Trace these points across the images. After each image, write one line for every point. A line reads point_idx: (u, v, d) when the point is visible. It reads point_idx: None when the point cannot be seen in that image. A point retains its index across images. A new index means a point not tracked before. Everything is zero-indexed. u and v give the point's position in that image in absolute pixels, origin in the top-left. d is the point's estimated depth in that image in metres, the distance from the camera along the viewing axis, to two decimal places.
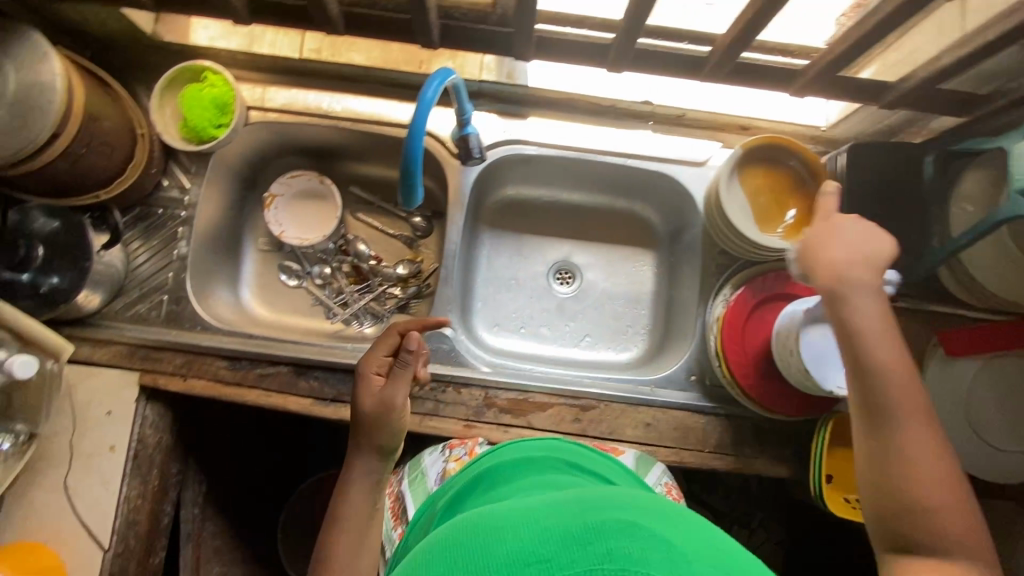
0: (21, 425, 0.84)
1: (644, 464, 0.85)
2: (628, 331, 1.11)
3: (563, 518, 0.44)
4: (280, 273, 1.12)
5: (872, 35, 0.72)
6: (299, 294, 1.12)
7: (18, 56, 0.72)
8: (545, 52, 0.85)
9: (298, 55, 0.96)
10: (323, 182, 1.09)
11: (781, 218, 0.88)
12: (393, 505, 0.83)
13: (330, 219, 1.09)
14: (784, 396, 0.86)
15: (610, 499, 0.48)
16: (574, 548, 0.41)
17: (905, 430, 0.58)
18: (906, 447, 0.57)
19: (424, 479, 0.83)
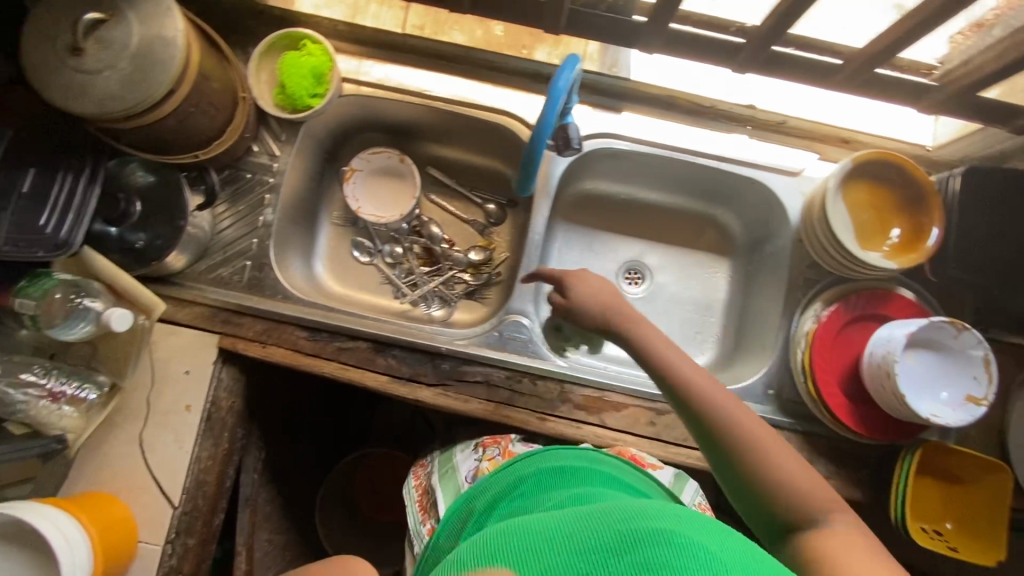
0: (104, 376, 0.85)
1: (680, 482, 0.84)
2: (696, 338, 1.10)
3: (597, 529, 0.44)
4: (352, 249, 1.12)
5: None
6: (369, 271, 1.12)
7: (142, 7, 0.71)
8: (675, 47, 0.78)
9: (400, 30, 0.95)
10: (403, 162, 1.09)
11: (885, 237, 0.86)
12: (421, 497, 0.86)
13: (406, 199, 1.09)
14: (866, 418, 0.86)
15: (652, 506, 0.47)
16: (611, 556, 0.41)
17: (733, 458, 0.65)
18: (773, 470, 0.63)
19: (455, 474, 0.85)
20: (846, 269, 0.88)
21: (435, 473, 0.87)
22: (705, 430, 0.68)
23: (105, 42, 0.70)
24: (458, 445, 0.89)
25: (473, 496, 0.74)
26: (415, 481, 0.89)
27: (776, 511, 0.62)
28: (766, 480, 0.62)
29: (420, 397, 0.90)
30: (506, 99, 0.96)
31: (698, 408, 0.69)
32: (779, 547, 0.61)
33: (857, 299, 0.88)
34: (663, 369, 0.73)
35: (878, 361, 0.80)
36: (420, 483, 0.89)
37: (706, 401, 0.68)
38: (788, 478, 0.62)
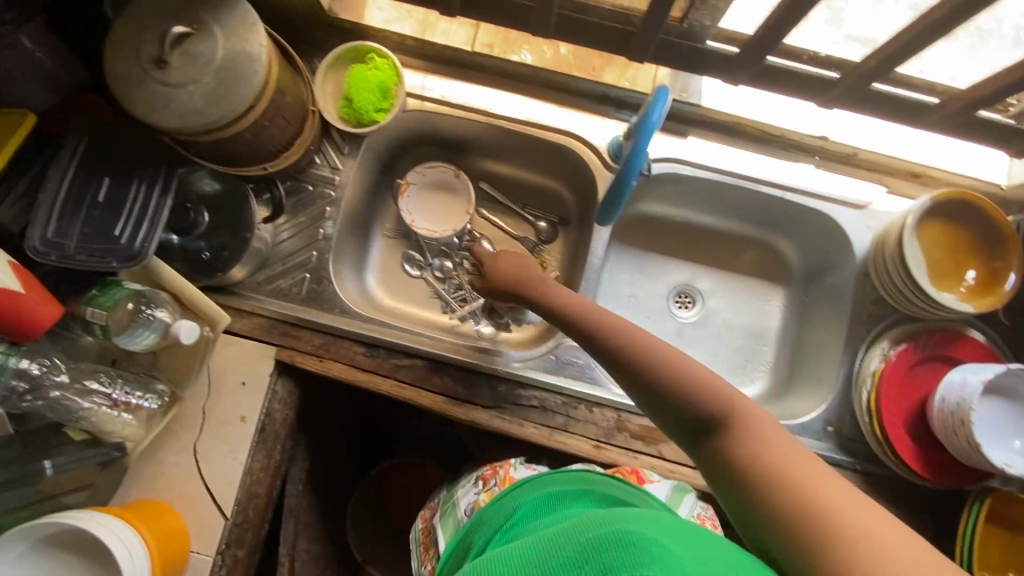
0: (163, 386, 0.86)
1: (678, 492, 0.80)
2: (748, 367, 1.08)
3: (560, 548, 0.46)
4: (403, 262, 1.11)
5: None
6: (418, 284, 1.10)
7: (228, 21, 0.71)
8: (764, 80, 0.77)
9: (469, 48, 0.95)
10: (457, 177, 1.06)
11: (960, 278, 0.85)
12: (427, 538, 0.87)
13: (458, 214, 1.06)
14: (935, 463, 0.84)
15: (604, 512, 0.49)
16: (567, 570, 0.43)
17: (653, 388, 0.63)
18: (684, 388, 0.61)
19: (456, 510, 0.84)
20: (924, 309, 0.86)
21: (438, 514, 0.87)
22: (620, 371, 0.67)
23: (190, 55, 0.70)
24: (461, 483, 0.89)
25: (471, 531, 0.71)
26: (422, 522, 0.91)
27: (698, 431, 0.60)
28: (680, 400, 0.61)
29: (476, 419, 0.89)
30: (571, 120, 0.95)
31: (613, 353, 0.68)
32: (713, 476, 0.58)
33: (928, 340, 0.88)
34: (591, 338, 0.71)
35: (952, 408, 0.80)
36: (425, 524, 0.90)
37: (621, 345, 0.68)
38: (702, 391, 0.60)
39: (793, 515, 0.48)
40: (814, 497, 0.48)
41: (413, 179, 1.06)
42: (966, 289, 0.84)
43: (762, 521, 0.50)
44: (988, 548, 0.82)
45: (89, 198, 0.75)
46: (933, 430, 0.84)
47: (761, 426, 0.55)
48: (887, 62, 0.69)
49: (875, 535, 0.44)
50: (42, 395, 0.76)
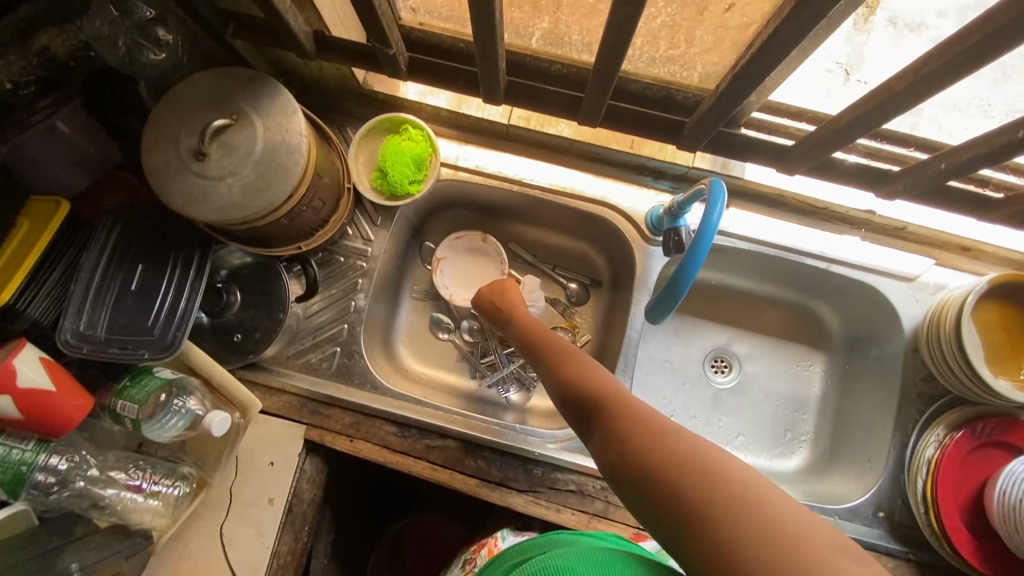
0: (188, 467, 0.83)
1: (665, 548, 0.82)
2: (788, 437, 1.04)
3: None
4: (432, 325, 1.07)
5: None
6: (446, 348, 1.07)
7: (269, 111, 0.70)
8: (821, 171, 0.75)
9: (505, 121, 0.92)
10: (486, 241, 1.04)
11: (1016, 366, 0.81)
12: None
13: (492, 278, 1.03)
14: (997, 558, 0.80)
15: None
16: None
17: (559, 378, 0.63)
18: (591, 379, 0.60)
19: None
20: (978, 395, 0.82)
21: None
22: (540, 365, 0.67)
23: (230, 147, 0.68)
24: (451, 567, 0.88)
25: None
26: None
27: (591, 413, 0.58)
28: (584, 388, 0.59)
29: (511, 503, 0.85)
30: (607, 190, 0.94)
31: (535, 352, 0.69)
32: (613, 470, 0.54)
33: (985, 426, 0.84)
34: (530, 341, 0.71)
35: (1015, 504, 0.76)
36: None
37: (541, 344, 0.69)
38: (603, 382, 0.59)
39: (686, 493, 0.46)
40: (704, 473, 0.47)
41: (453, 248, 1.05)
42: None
43: (659, 510, 0.48)
44: None
45: (121, 285, 0.74)
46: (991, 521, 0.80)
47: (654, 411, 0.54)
48: (959, 159, 0.65)
49: (755, 494, 0.45)
50: (69, 486, 0.73)
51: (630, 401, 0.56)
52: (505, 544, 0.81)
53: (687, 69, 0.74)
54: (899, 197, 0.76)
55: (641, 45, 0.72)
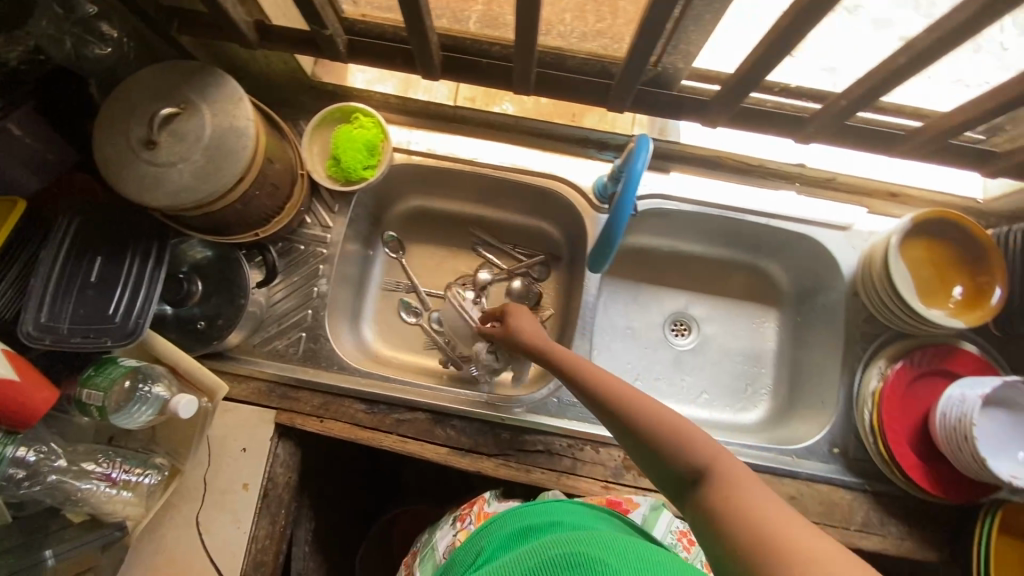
0: (162, 458, 0.84)
1: (655, 513, 0.82)
2: (748, 390, 1.08)
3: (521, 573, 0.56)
4: (399, 310, 1.10)
5: None
6: (415, 332, 1.09)
7: (214, 99, 0.73)
8: (742, 122, 0.80)
9: (451, 102, 0.97)
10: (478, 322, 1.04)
11: (948, 295, 0.85)
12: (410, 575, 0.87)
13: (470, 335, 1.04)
14: (946, 480, 0.84)
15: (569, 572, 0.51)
16: None
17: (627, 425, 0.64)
18: (672, 439, 0.60)
19: (434, 552, 0.84)
20: (914, 326, 0.87)
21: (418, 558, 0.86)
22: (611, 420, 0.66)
23: (179, 134, 0.71)
24: (441, 521, 0.90)
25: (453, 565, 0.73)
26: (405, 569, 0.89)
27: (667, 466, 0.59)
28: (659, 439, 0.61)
29: (482, 468, 0.88)
30: (555, 163, 0.98)
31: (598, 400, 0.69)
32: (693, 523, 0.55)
33: (922, 355, 0.88)
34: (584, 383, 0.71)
35: (954, 423, 0.80)
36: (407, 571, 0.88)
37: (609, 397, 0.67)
38: (679, 434, 0.60)
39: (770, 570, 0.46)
40: (785, 547, 0.47)
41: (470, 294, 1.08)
42: (954, 305, 0.85)
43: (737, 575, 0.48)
44: (1004, 561, 0.83)
45: (81, 278, 0.76)
46: (937, 446, 0.84)
47: (732, 466, 0.55)
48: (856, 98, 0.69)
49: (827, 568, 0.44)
50: (39, 480, 0.74)
51: (705, 453, 0.57)
52: (494, 510, 0.84)
53: (617, 42, 0.77)
54: (814, 142, 0.80)
55: (570, 21, 0.76)
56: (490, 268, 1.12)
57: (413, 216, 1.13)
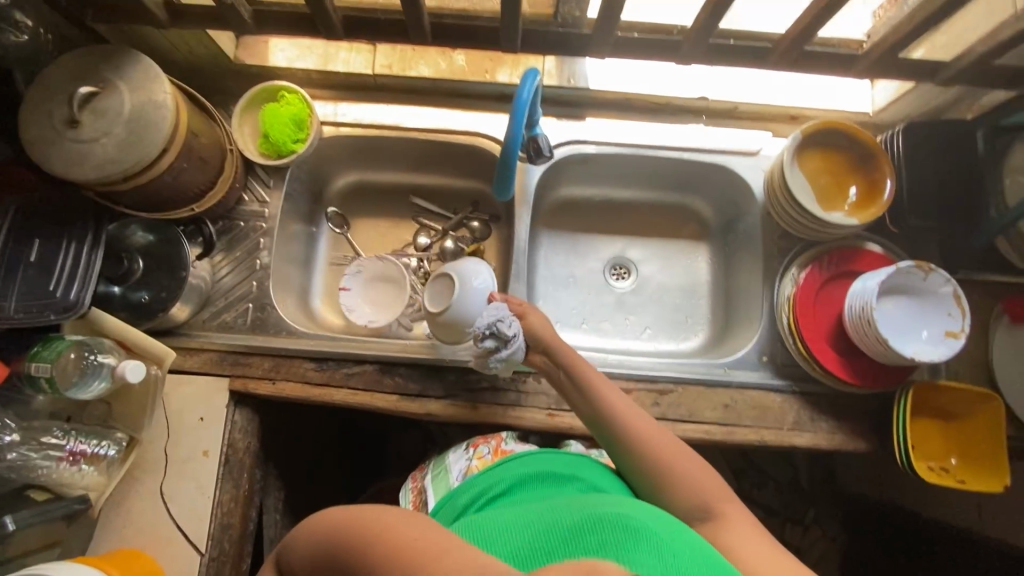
0: (122, 432, 0.88)
1: None
2: (688, 322, 1.13)
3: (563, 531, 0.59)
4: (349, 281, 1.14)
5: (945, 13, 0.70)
6: None
7: (132, 77, 0.78)
8: (622, 51, 0.81)
9: (370, 71, 1.03)
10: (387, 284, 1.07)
11: (844, 198, 0.93)
12: (416, 497, 0.88)
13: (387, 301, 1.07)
14: (862, 369, 0.90)
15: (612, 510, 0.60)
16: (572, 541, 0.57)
17: (646, 455, 0.76)
18: (687, 475, 0.73)
19: (447, 475, 0.86)
20: (818, 232, 0.93)
21: (428, 476, 0.88)
22: (620, 437, 0.78)
23: (100, 112, 0.76)
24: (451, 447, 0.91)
25: (458, 493, 0.81)
26: (412, 484, 0.91)
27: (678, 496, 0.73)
28: (675, 473, 0.74)
29: (432, 410, 0.92)
30: (473, 121, 1.03)
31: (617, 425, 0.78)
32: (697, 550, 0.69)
33: (831, 259, 0.94)
34: (602, 406, 0.80)
35: (858, 312, 0.85)
36: (416, 485, 0.91)
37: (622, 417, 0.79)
38: (692, 470, 0.74)
39: None
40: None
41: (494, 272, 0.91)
42: (849, 207, 0.92)
43: None
44: (922, 439, 0.88)
45: (22, 260, 0.80)
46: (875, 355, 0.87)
47: (736, 505, 0.71)
48: (708, 21, 0.74)
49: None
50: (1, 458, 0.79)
51: (714, 490, 0.72)
52: (512, 447, 0.87)
53: None
54: (695, 64, 0.82)
55: None
56: (427, 232, 1.16)
57: (354, 191, 1.18)
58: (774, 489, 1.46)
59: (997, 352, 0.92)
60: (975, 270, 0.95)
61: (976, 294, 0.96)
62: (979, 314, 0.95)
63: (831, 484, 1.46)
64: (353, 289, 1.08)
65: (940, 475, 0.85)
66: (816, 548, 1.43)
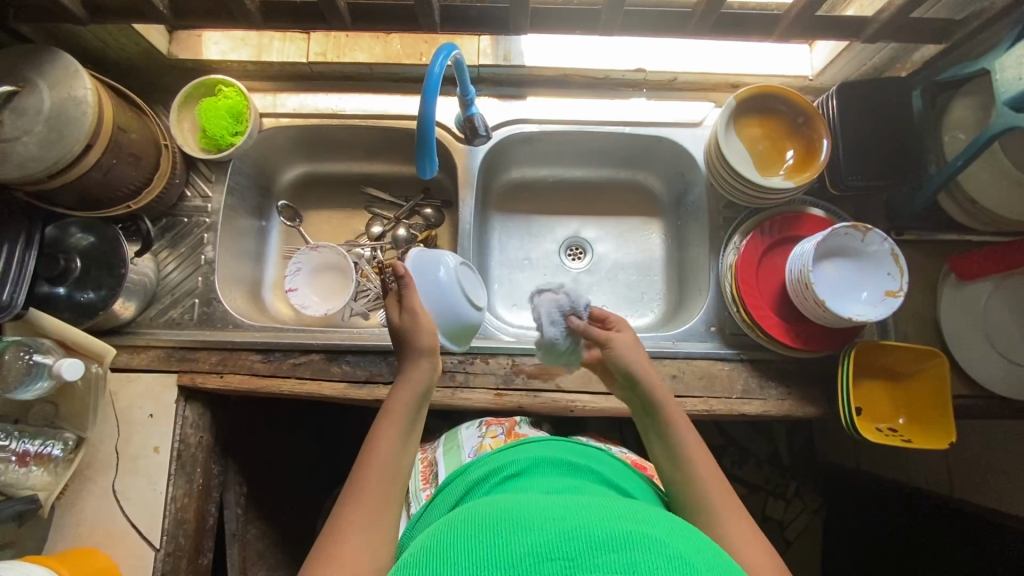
0: (70, 432, 0.87)
1: None
2: (644, 298, 1.12)
3: (548, 529, 0.44)
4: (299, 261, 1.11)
5: None
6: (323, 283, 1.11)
7: (52, 75, 0.77)
8: (542, 24, 0.82)
9: (306, 59, 1.02)
10: (341, 257, 1.07)
11: (782, 161, 0.93)
12: (426, 469, 0.89)
13: (340, 290, 1.09)
14: (812, 336, 0.89)
15: (620, 512, 0.47)
16: (595, 552, 0.41)
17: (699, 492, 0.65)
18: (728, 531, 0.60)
19: (459, 450, 0.88)
20: (760, 199, 0.92)
21: (439, 448, 0.91)
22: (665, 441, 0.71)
23: (21, 110, 0.76)
24: (462, 423, 0.93)
25: (465, 473, 0.73)
26: (421, 455, 0.93)
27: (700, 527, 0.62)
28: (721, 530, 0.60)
29: (380, 395, 0.92)
30: (413, 105, 1.04)
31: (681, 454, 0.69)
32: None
33: (772, 226, 0.93)
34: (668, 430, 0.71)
35: (797, 276, 0.84)
36: (425, 456, 0.93)
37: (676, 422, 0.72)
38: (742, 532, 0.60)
39: None
40: None
41: (430, 272, 0.77)
42: (787, 170, 0.92)
43: None
44: (870, 402, 0.89)
45: None
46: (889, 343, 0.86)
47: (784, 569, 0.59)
48: None
49: None
50: None
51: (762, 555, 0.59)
52: (525, 432, 0.89)
53: None
54: (616, 35, 0.82)
55: None
56: (379, 221, 1.15)
57: (304, 183, 1.17)
58: (754, 465, 1.44)
59: (945, 311, 0.92)
60: (918, 229, 0.95)
61: (921, 254, 0.95)
62: (926, 274, 0.95)
63: (810, 458, 1.45)
64: (300, 287, 1.09)
65: (888, 436, 0.85)
66: (798, 522, 1.41)
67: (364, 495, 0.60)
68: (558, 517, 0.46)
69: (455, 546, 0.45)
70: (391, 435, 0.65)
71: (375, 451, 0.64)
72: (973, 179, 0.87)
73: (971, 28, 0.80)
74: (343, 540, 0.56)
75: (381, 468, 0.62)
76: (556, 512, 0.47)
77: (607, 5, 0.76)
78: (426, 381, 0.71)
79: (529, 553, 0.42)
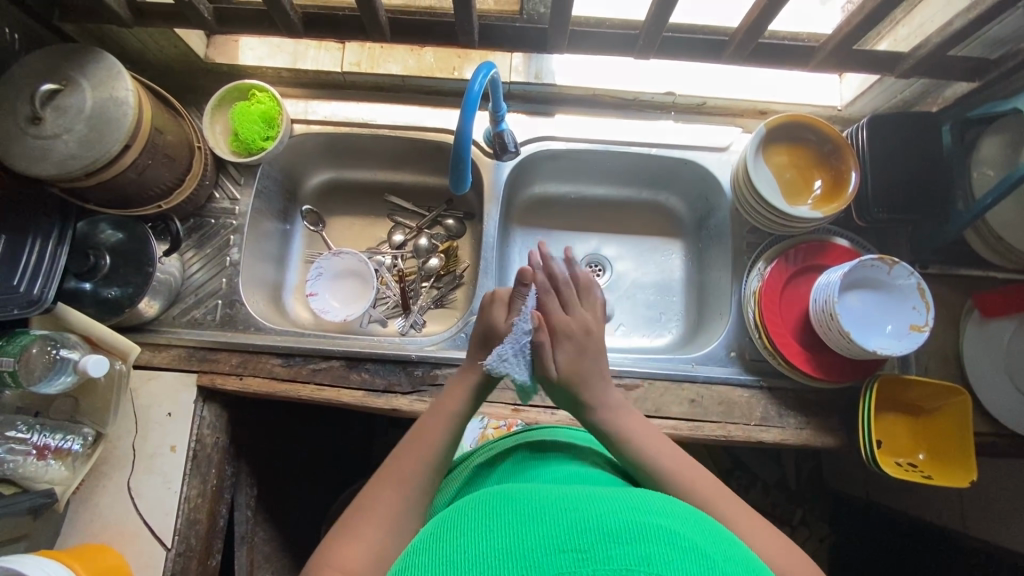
0: (89, 427, 0.87)
1: None
2: (663, 319, 1.11)
3: (560, 519, 0.43)
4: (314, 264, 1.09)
5: (881, 9, 0.71)
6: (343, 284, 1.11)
7: (96, 77, 0.79)
8: (579, 45, 0.83)
9: (340, 68, 1.03)
10: (363, 264, 1.07)
11: (809, 190, 0.93)
12: None
13: (360, 298, 1.09)
14: (825, 363, 0.89)
15: (629, 502, 0.46)
16: (608, 543, 0.40)
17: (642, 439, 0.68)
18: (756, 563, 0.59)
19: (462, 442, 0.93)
20: (784, 226, 0.92)
21: None
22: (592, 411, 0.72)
23: (62, 109, 0.77)
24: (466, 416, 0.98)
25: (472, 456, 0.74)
26: None
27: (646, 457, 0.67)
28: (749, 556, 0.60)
29: (397, 405, 0.93)
30: (443, 118, 1.05)
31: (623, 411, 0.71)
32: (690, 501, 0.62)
33: (796, 254, 0.94)
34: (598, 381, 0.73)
35: (822, 306, 0.84)
36: None
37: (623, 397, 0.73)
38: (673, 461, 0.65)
39: None
40: None
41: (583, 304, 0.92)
42: (814, 201, 0.92)
43: None
44: (890, 436, 0.88)
45: None
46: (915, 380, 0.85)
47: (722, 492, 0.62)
48: (657, 16, 0.74)
49: None
50: None
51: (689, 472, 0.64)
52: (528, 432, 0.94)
53: None
54: (652, 58, 0.83)
55: None
56: (401, 230, 1.16)
57: (328, 189, 1.18)
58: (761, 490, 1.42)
59: (968, 347, 0.91)
60: (944, 262, 0.95)
61: (945, 289, 0.95)
62: (950, 309, 0.94)
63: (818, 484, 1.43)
64: (320, 292, 1.09)
65: (908, 471, 0.84)
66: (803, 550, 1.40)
67: (391, 489, 0.60)
68: (568, 506, 0.45)
69: (461, 534, 0.45)
70: (435, 440, 0.65)
71: (414, 447, 0.64)
72: (1000, 217, 0.87)
73: (1004, 69, 0.80)
74: (362, 527, 0.56)
75: (415, 461, 0.63)
76: (569, 502, 0.46)
77: (646, 29, 0.77)
78: (477, 387, 0.71)
79: (542, 542, 0.41)
